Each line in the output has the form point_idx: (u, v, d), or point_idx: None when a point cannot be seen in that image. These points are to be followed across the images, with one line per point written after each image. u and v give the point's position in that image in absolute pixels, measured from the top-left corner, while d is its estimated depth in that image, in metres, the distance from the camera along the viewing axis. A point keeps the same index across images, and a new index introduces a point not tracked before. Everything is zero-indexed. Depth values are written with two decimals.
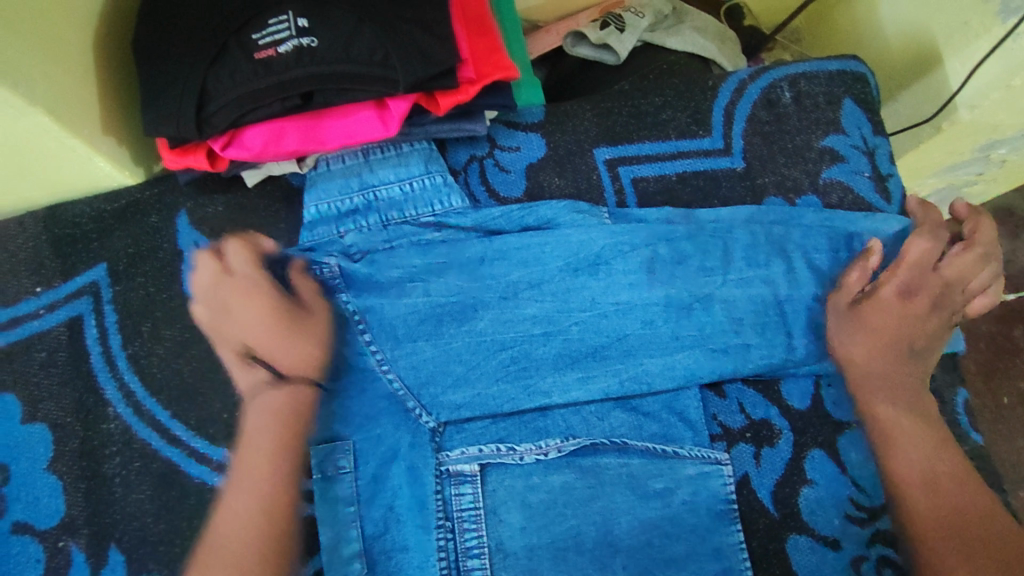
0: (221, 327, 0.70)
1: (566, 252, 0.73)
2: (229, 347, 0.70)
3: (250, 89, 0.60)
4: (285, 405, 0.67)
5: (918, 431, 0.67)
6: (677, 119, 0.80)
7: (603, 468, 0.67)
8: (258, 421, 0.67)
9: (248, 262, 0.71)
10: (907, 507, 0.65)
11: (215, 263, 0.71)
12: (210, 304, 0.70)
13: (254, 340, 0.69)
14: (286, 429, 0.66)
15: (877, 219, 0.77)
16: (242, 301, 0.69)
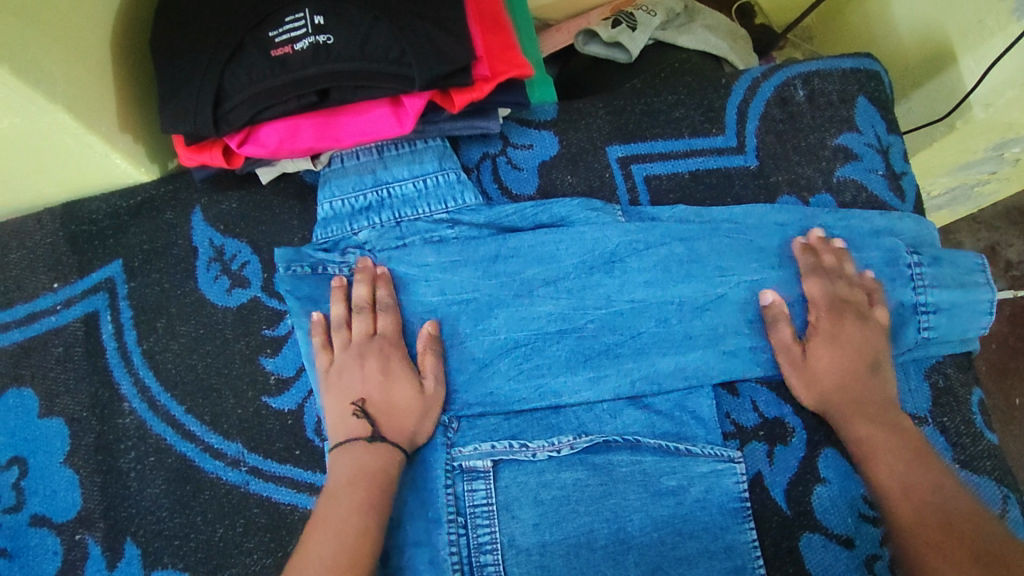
0: (339, 376, 0.67)
1: (581, 250, 0.73)
2: (343, 398, 0.67)
3: (266, 86, 0.60)
4: (374, 462, 0.63)
5: (894, 444, 0.64)
6: (690, 117, 0.80)
7: (616, 465, 0.67)
8: (343, 471, 0.63)
9: (395, 326, 0.69)
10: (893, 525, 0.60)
11: (364, 318, 0.69)
12: (340, 356, 0.68)
13: (377, 400, 0.66)
14: (375, 490, 0.61)
15: (892, 218, 0.77)
16: (377, 365, 0.67)
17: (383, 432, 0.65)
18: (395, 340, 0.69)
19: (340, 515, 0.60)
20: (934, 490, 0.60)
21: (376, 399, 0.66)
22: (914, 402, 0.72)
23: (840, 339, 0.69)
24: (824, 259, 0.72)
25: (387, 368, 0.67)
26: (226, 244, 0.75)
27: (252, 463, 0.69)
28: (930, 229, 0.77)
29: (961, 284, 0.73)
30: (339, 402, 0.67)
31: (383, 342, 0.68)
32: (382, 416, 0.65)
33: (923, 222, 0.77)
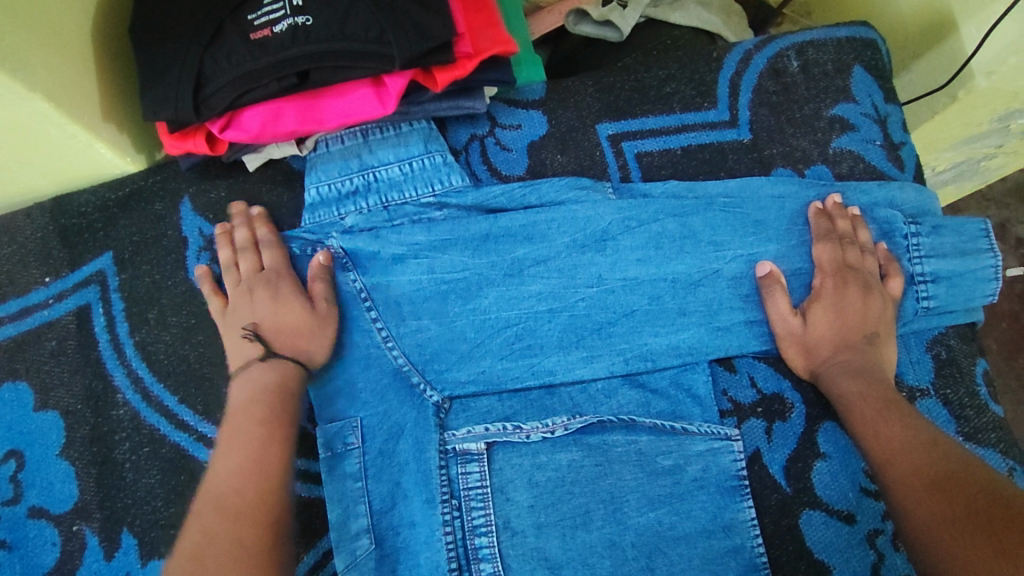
0: (234, 312, 0.70)
1: (573, 229, 0.72)
2: (234, 326, 0.69)
3: (246, 69, 0.59)
4: (250, 387, 0.66)
5: (897, 438, 0.60)
6: (681, 91, 0.79)
7: (611, 446, 0.67)
8: (240, 396, 0.65)
9: (278, 258, 0.71)
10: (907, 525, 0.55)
11: (250, 257, 0.71)
12: (233, 292, 0.70)
13: (269, 325, 0.68)
14: (270, 406, 0.64)
15: (891, 187, 0.75)
16: (264, 292, 0.69)
17: (275, 349, 0.67)
18: (282, 268, 0.70)
19: (237, 431, 0.63)
20: (945, 480, 0.56)
21: (265, 324, 0.68)
22: (916, 374, 0.70)
23: (833, 312, 0.69)
24: (838, 225, 0.72)
25: (276, 294, 0.69)
26: (216, 233, 0.75)
27: None
28: (931, 197, 0.76)
29: (961, 253, 0.72)
30: (235, 331, 0.69)
31: (272, 274, 0.70)
32: (274, 336, 0.68)
33: (924, 191, 0.75)
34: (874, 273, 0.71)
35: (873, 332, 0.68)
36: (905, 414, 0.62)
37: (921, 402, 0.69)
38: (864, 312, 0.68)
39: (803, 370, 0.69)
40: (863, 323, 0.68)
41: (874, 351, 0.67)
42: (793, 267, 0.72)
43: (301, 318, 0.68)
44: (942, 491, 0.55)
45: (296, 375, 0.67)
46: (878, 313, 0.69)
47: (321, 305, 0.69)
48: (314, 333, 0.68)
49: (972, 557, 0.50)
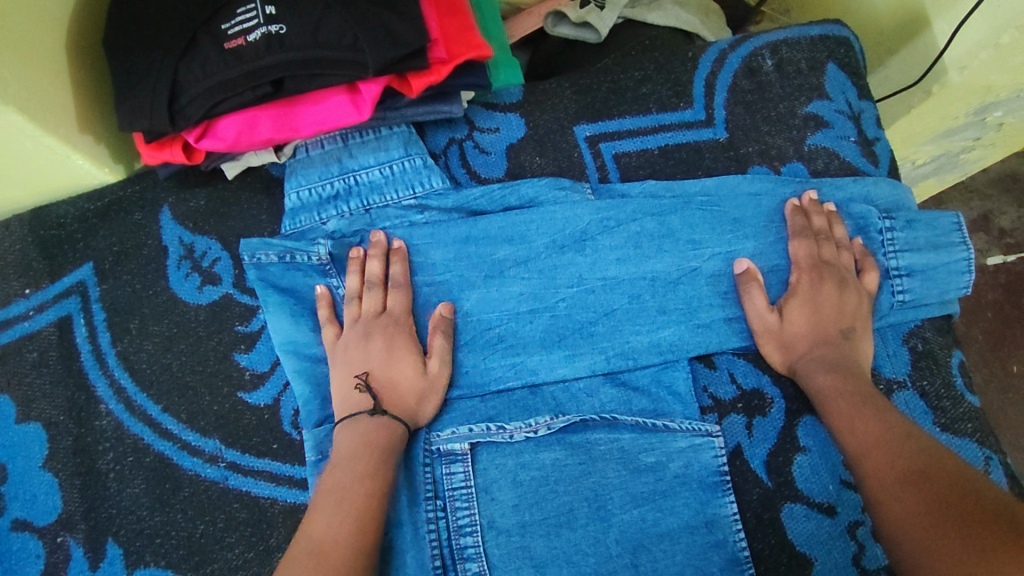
0: (345, 351, 0.68)
1: (552, 230, 0.73)
2: (348, 373, 0.67)
3: (220, 79, 0.59)
4: (384, 432, 0.63)
5: (874, 434, 0.60)
6: (657, 92, 0.79)
7: (593, 444, 0.67)
8: (341, 460, 0.62)
9: (404, 305, 0.70)
10: (882, 518, 0.55)
11: (375, 295, 0.70)
12: (348, 332, 0.68)
13: (381, 376, 0.66)
14: (377, 459, 0.61)
15: (865, 183, 0.76)
16: (381, 342, 0.67)
17: (384, 406, 0.65)
18: (402, 319, 0.69)
19: (346, 480, 0.60)
20: (919, 471, 0.56)
21: (379, 374, 0.66)
22: (892, 366, 0.71)
23: (810, 306, 0.69)
24: (813, 221, 0.73)
25: (391, 346, 0.68)
26: (197, 242, 0.75)
27: (230, 458, 0.69)
28: (905, 192, 0.77)
29: (934, 246, 0.73)
30: (344, 375, 0.67)
31: (390, 320, 0.69)
32: (385, 393, 0.66)
33: (899, 187, 0.77)
34: (850, 268, 0.71)
35: (849, 326, 0.69)
36: (881, 407, 0.63)
37: (898, 394, 0.70)
38: (841, 305, 0.69)
39: (782, 366, 0.70)
40: (839, 317, 0.69)
41: (851, 345, 0.68)
42: (771, 263, 0.73)
43: (412, 381, 0.67)
44: (918, 483, 0.55)
45: (401, 436, 0.64)
46: (857, 306, 0.70)
47: (434, 367, 0.67)
48: (421, 398, 0.67)
49: (942, 545, 0.49)
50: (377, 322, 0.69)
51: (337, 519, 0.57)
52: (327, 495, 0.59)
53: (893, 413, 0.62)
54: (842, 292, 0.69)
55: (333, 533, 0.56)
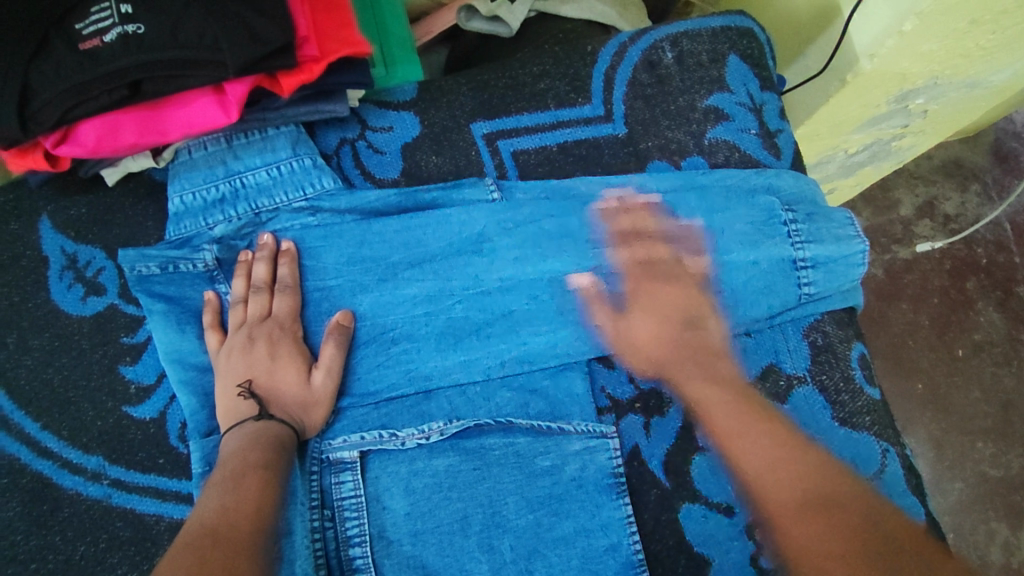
0: (229, 358, 0.66)
1: (448, 233, 0.71)
2: (231, 379, 0.65)
3: (74, 81, 0.56)
4: (267, 435, 0.62)
5: (793, 463, 0.61)
6: (555, 87, 0.78)
7: (488, 449, 0.66)
8: (230, 452, 0.60)
9: (290, 309, 0.68)
10: (794, 548, 0.59)
11: (262, 299, 0.68)
12: (231, 339, 0.66)
13: (264, 385, 0.65)
14: (267, 450, 0.60)
15: (767, 174, 0.75)
16: (265, 349, 0.66)
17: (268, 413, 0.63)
18: (288, 324, 0.68)
19: (239, 471, 0.58)
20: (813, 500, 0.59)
21: (264, 383, 0.65)
22: (792, 362, 0.71)
23: (651, 313, 0.70)
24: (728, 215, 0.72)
25: (275, 352, 0.66)
26: (80, 251, 0.72)
27: (114, 475, 0.67)
28: (809, 183, 0.77)
29: (835, 238, 0.73)
30: (226, 381, 0.65)
31: (275, 325, 0.67)
32: (270, 401, 0.64)
33: (802, 178, 0.76)
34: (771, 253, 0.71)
35: (699, 315, 0.70)
36: (767, 416, 0.65)
37: (798, 390, 0.70)
38: (683, 298, 0.70)
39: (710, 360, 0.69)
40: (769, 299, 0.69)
41: (698, 333, 0.70)
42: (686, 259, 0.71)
43: (295, 394, 0.65)
44: (826, 512, 0.58)
45: (290, 437, 0.63)
46: (699, 298, 0.70)
47: (320, 377, 0.66)
48: (307, 406, 0.65)
49: None
50: (261, 327, 0.67)
51: (218, 509, 0.54)
52: (223, 477, 0.57)
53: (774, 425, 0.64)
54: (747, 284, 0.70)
55: (221, 521, 0.53)
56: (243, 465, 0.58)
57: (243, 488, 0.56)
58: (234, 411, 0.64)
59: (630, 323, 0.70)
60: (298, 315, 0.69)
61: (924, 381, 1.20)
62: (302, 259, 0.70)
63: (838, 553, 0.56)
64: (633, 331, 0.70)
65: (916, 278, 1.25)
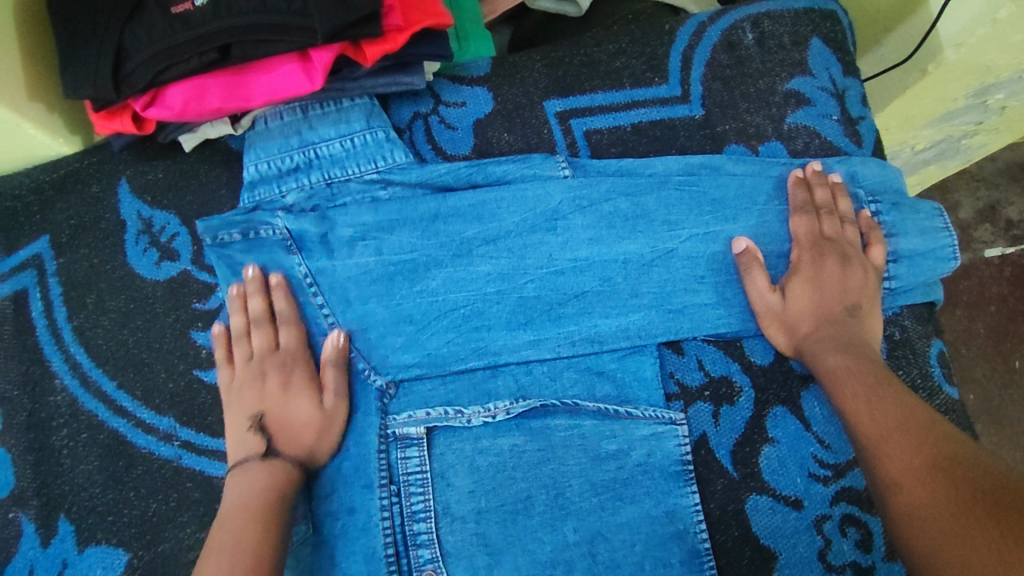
0: (240, 394, 0.66)
1: (522, 209, 0.70)
2: (241, 414, 0.65)
3: (165, 44, 0.57)
4: (271, 478, 0.61)
5: (892, 410, 0.59)
6: (631, 66, 0.77)
7: (554, 430, 0.66)
8: (235, 496, 0.60)
9: (297, 341, 0.68)
10: (887, 475, 0.55)
11: (263, 331, 0.68)
12: (241, 372, 0.67)
13: (275, 417, 0.65)
14: (266, 504, 0.59)
15: (852, 162, 0.73)
16: (278, 382, 0.66)
17: (276, 449, 0.63)
18: (298, 353, 0.67)
19: (240, 525, 0.58)
20: (942, 458, 0.53)
21: (274, 416, 0.65)
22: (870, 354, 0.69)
23: (812, 285, 0.67)
24: (816, 195, 0.70)
25: (288, 385, 0.66)
26: (155, 216, 0.73)
27: (184, 437, 0.68)
28: (895, 173, 0.74)
29: (921, 231, 0.70)
30: (239, 416, 0.66)
31: (285, 357, 0.67)
32: (279, 432, 0.64)
33: (888, 167, 0.74)
34: (855, 242, 0.69)
35: (856, 302, 0.67)
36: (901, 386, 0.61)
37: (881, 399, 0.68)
38: (843, 283, 0.67)
39: (788, 346, 0.68)
40: (849, 289, 0.67)
41: (857, 322, 0.66)
42: (764, 246, 0.70)
43: (309, 420, 0.64)
44: (946, 466, 0.53)
45: (295, 481, 0.62)
46: (858, 284, 0.67)
47: (329, 402, 0.65)
48: (320, 435, 0.64)
49: (952, 523, 0.48)
50: (273, 358, 0.67)
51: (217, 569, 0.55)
52: (224, 530, 0.58)
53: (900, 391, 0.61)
54: (846, 269, 0.67)
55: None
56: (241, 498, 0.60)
57: (245, 512, 0.59)
58: (244, 444, 0.64)
59: (784, 298, 0.67)
60: (304, 335, 0.69)
61: (976, 391, 1.16)
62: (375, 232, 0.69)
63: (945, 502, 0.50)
64: (790, 310, 0.67)
65: (974, 283, 1.21)
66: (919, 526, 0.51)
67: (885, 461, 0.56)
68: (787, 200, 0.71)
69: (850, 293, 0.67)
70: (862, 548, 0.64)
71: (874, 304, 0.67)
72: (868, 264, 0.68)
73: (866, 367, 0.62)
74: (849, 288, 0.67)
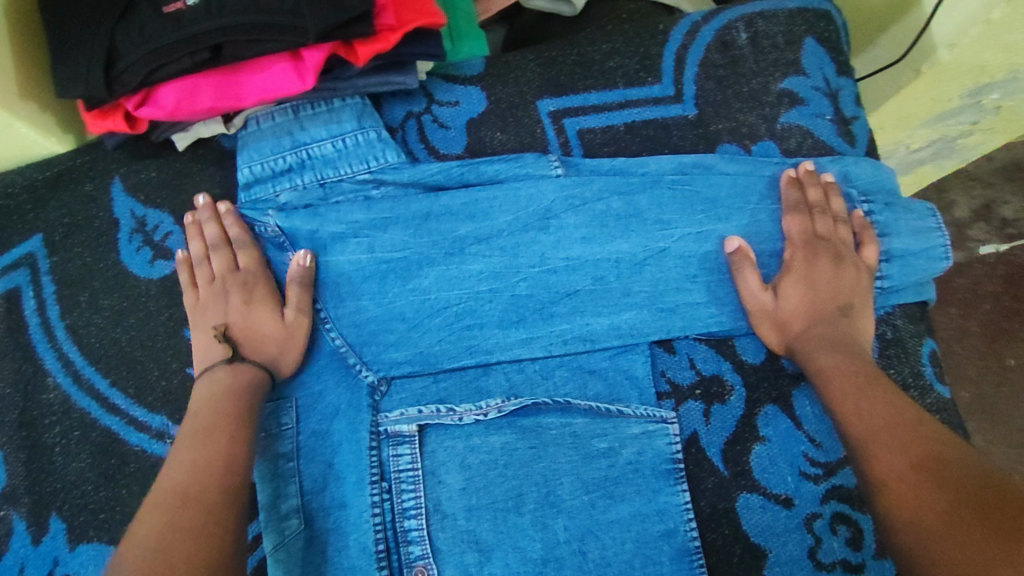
0: (203, 306, 0.68)
1: (515, 207, 0.70)
2: (206, 327, 0.68)
3: (157, 44, 0.57)
4: (236, 379, 0.64)
5: (882, 408, 0.59)
6: (625, 65, 0.77)
7: (545, 428, 0.66)
8: (202, 394, 0.63)
9: (254, 259, 0.70)
10: (875, 472, 0.55)
11: (223, 254, 0.69)
12: (205, 292, 0.69)
13: (238, 328, 0.67)
14: (234, 400, 0.62)
15: (845, 161, 0.73)
16: (241, 298, 0.68)
17: (242, 354, 0.66)
18: (258, 271, 0.70)
19: (208, 424, 0.60)
20: (930, 458, 0.54)
21: (237, 328, 0.67)
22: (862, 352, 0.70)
23: (804, 283, 0.67)
24: (808, 194, 0.70)
25: (251, 299, 0.68)
26: (148, 215, 0.73)
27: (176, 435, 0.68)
28: (888, 173, 0.74)
29: (913, 231, 0.70)
30: (204, 332, 0.68)
31: (246, 275, 0.69)
32: (245, 343, 0.66)
33: (880, 167, 0.74)
34: (847, 242, 0.69)
35: (848, 302, 0.67)
36: (891, 386, 0.61)
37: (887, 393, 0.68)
38: (835, 282, 0.67)
39: (779, 345, 0.68)
40: (841, 289, 0.67)
41: (849, 322, 0.66)
42: (757, 245, 0.70)
43: (271, 330, 0.67)
44: (934, 466, 0.53)
45: (263, 381, 0.65)
46: (850, 283, 0.67)
47: (292, 316, 0.67)
48: (283, 344, 0.67)
49: (939, 522, 0.49)
50: (234, 278, 0.69)
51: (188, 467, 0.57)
52: (193, 432, 0.60)
53: (894, 392, 0.61)
54: (838, 268, 0.67)
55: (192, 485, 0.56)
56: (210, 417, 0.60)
57: (213, 441, 0.59)
58: (211, 354, 0.67)
59: (775, 297, 0.67)
60: (263, 263, 0.71)
61: (970, 389, 1.16)
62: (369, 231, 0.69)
63: (932, 504, 0.50)
64: (782, 310, 0.67)
65: (968, 282, 1.21)
66: (904, 522, 0.51)
67: (875, 460, 0.56)
68: (780, 199, 0.71)
69: (842, 293, 0.67)
70: (852, 546, 0.64)
71: (866, 304, 0.67)
72: (859, 263, 0.68)
73: (856, 367, 0.63)
74: (841, 287, 0.67)
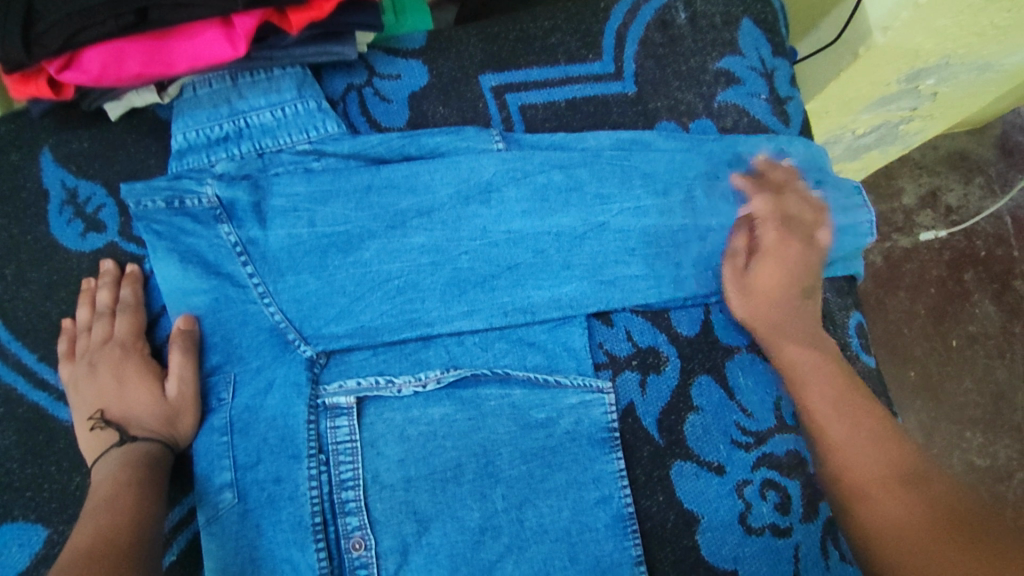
0: (76, 389, 0.65)
1: (455, 179, 0.70)
2: (82, 408, 0.64)
3: (79, 5, 0.56)
4: (117, 462, 0.61)
5: (836, 384, 0.65)
6: (566, 42, 0.77)
7: (484, 399, 0.66)
8: (103, 472, 0.60)
9: (131, 329, 0.67)
10: (828, 444, 0.62)
11: (104, 323, 0.67)
12: (78, 364, 0.66)
13: (114, 408, 0.64)
14: (135, 470, 0.60)
15: (779, 140, 0.75)
16: (109, 373, 0.65)
17: (124, 432, 0.63)
18: (131, 340, 0.67)
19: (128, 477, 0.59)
20: (878, 433, 0.61)
21: (114, 408, 0.64)
22: None
23: (772, 258, 0.70)
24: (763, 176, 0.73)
25: (122, 374, 0.65)
26: (80, 186, 0.72)
27: None
28: (818, 152, 0.76)
29: (841, 208, 0.73)
30: (85, 393, 0.65)
31: (117, 347, 0.66)
32: (118, 416, 0.63)
33: (812, 146, 0.76)
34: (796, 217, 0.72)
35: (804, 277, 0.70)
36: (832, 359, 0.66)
37: None
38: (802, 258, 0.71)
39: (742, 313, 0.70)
40: (805, 274, 0.71)
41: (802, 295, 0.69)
42: (693, 221, 0.72)
43: (150, 407, 0.63)
44: (880, 441, 0.61)
45: (154, 459, 0.62)
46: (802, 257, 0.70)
47: (173, 388, 0.64)
48: (168, 421, 0.63)
49: (890, 498, 0.57)
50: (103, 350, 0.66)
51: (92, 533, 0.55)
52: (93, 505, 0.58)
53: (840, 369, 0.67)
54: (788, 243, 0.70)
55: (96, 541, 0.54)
56: (104, 495, 0.58)
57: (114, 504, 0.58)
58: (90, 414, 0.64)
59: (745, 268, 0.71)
60: (141, 332, 0.68)
61: (917, 368, 1.20)
62: (312, 204, 0.69)
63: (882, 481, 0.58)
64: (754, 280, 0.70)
65: (916, 267, 1.25)
66: (857, 495, 0.59)
67: (831, 435, 0.62)
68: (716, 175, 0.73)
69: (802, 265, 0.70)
70: (780, 511, 0.67)
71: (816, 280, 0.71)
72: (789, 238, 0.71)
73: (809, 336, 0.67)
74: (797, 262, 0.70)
